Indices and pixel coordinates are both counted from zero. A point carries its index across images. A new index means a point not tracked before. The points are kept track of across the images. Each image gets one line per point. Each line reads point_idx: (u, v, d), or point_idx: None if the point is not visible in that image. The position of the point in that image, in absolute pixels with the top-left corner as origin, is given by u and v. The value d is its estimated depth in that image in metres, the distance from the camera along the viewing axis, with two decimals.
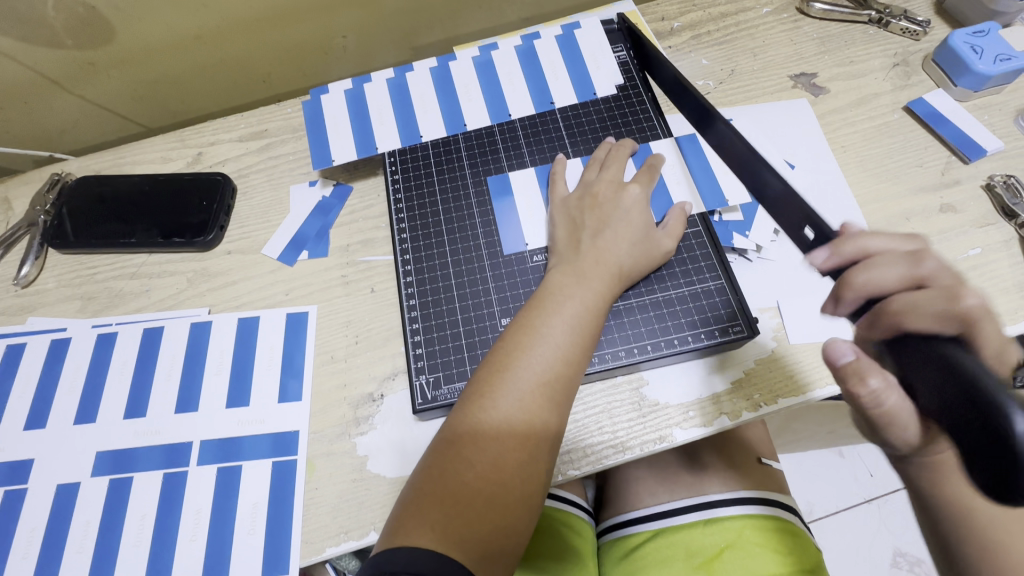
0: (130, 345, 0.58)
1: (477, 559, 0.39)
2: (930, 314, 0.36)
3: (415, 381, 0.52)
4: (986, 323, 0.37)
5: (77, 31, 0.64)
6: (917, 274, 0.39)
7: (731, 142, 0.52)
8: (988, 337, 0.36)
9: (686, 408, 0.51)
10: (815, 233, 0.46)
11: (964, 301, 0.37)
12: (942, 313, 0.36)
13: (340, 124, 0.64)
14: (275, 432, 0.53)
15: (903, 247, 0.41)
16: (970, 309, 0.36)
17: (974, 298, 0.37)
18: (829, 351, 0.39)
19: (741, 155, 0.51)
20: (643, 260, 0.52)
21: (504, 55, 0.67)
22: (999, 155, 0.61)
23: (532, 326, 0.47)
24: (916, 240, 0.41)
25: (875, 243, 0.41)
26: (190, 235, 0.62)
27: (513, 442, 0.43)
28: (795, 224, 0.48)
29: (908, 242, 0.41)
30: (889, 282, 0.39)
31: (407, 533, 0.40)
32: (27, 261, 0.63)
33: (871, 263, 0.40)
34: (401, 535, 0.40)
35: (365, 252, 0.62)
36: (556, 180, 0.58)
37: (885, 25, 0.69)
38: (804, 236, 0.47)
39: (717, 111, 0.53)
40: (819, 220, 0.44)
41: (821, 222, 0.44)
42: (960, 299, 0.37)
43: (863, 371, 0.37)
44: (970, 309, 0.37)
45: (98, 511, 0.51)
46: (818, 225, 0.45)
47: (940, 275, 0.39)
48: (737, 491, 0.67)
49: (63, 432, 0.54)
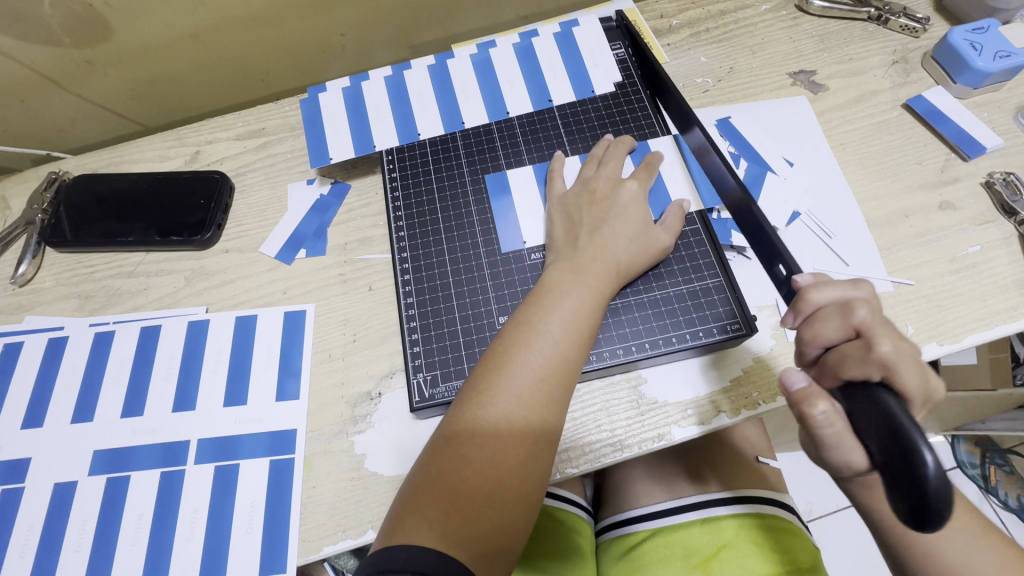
0: (127, 344, 0.58)
1: (476, 556, 0.39)
2: (853, 365, 0.40)
3: (413, 379, 0.52)
4: (908, 370, 0.39)
5: (74, 29, 0.64)
6: (851, 325, 0.41)
7: (704, 146, 0.55)
8: (907, 383, 0.38)
9: (685, 406, 0.51)
10: (787, 272, 0.48)
11: (877, 349, 0.39)
12: (862, 364, 0.39)
13: (338, 122, 0.64)
14: (272, 431, 0.53)
15: (857, 295, 0.43)
16: (884, 357, 0.38)
17: (896, 346, 0.39)
18: (783, 380, 0.41)
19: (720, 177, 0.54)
20: (641, 257, 0.52)
21: (502, 53, 0.67)
22: (998, 152, 0.61)
23: (530, 322, 0.47)
24: (862, 286, 0.43)
25: (820, 294, 0.43)
26: (187, 233, 0.62)
27: (511, 438, 0.43)
28: (773, 261, 0.50)
29: (859, 290, 0.43)
30: (836, 333, 0.42)
31: (405, 531, 0.40)
32: (24, 259, 0.63)
33: (814, 318, 0.43)
34: (399, 533, 0.40)
35: (363, 251, 0.61)
36: (554, 178, 0.58)
37: (884, 22, 0.69)
38: (778, 271, 0.50)
39: (696, 117, 0.56)
40: (789, 261, 0.47)
41: (790, 263, 0.47)
42: (873, 348, 0.39)
43: (810, 396, 0.38)
44: (884, 356, 0.39)
45: (95, 510, 0.51)
46: (788, 264, 0.47)
47: (871, 323, 0.41)
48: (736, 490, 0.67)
49: (61, 431, 0.54)
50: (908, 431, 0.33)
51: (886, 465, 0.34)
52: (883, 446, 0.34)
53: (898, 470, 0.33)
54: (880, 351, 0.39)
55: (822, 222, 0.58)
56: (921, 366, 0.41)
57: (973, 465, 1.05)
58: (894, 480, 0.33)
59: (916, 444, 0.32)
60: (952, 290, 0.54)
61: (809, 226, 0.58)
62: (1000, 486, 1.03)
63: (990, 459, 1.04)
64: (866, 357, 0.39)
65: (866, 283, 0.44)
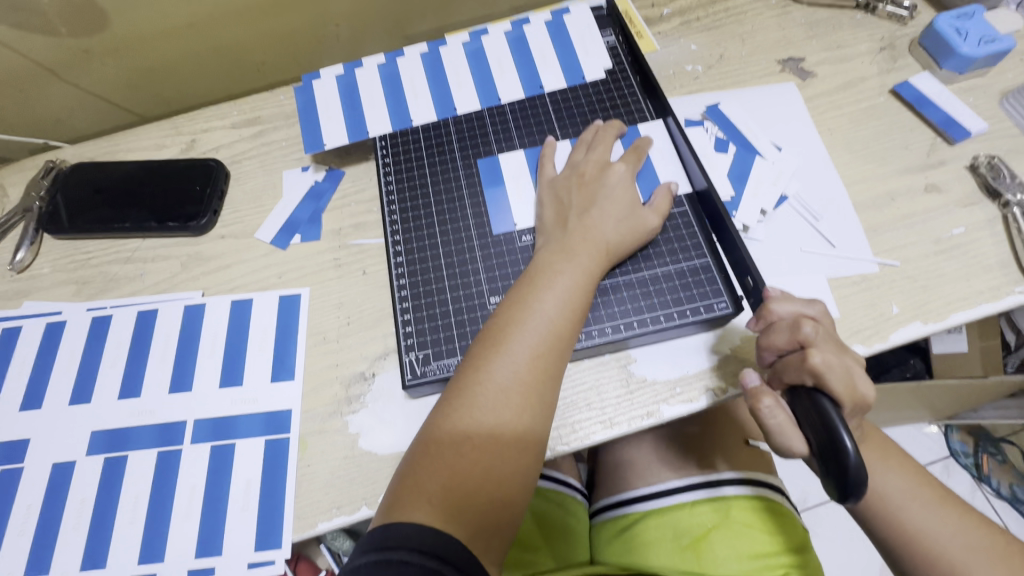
0: (124, 328, 0.58)
1: (476, 530, 0.40)
2: (791, 373, 0.45)
3: (405, 358, 0.53)
4: (836, 379, 0.43)
5: (70, 18, 0.65)
6: (795, 339, 0.45)
7: (676, 134, 0.60)
8: (837, 391, 0.43)
9: (673, 384, 0.52)
10: (752, 283, 0.52)
11: (810, 361, 0.43)
12: (797, 373, 0.44)
13: (331, 109, 0.65)
14: (268, 411, 0.54)
15: (802, 307, 0.47)
16: (815, 367, 0.43)
17: (830, 356, 0.44)
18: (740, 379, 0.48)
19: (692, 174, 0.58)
20: (630, 237, 0.53)
21: (494, 41, 0.67)
22: (983, 136, 0.62)
23: (524, 301, 0.48)
24: (815, 305, 0.48)
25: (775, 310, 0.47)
26: (183, 219, 0.63)
27: (508, 415, 0.44)
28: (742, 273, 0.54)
29: (807, 304, 0.48)
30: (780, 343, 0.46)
31: (405, 506, 0.40)
32: (22, 246, 0.63)
33: (768, 329, 0.47)
34: (398, 509, 0.40)
35: (356, 236, 0.62)
36: (545, 161, 0.59)
37: (872, 10, 0.70)
38: (745, 283, 0.54)
39: (665, 99, 0.61)
40: (758, 280, 0.51)
41: (759, 281, 0.50)
42: (807, 359, 0.43)
43: (758, 393, 0.46)
44: (815, 367, 0.43)
45: (93, 489, 0.51)
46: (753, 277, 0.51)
47: (815, 337, 0.44)
48: (738, 471, 0.67)
49: (59, 413, 0.55)
50: (832, 423, 0.41)
51: (819, 453, 0.41)
52: (815, 435, 0.42)
53: (825, 454, 0.41)
54: (812, 363, 0.43)
55: (810, 205, 0.59)
56: (859, 377, 0.45)
57: (966, 454, 1.06)
58: (825, 463, 0.41)
59: (835, 432, 0.40)
60: (937, 271, 0.55)
61: (797, 209, 0.59)
62: (993, 476, 1.04)
63: (983, 448, 1.05)
64: (801, 367, 0.44)
65: (819, 302, 0.49)
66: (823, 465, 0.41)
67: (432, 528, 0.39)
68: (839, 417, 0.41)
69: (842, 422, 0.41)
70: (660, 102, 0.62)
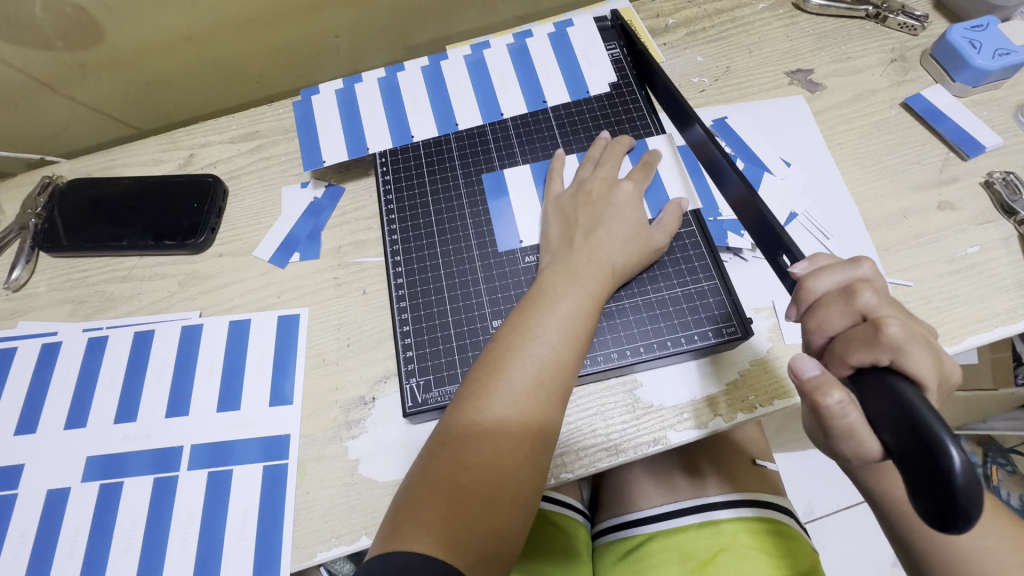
0: (120, 349, 0.57)
1: (474, 561, 0.39)
2: (862, 351, 0.38)
3: (405, 384, 0.51)
4: (917, 351, 0.37)
5: (65, 32, 0.64)
6: (855, 309, 0.39)
7: (705, 142, 0.54)
8: (919, 365, 0.36)
9: (680, 410, 0.50)
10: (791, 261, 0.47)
11: (886, 333, 0.37)
12: (871, 348, 0.37)
13: (331, 124, 0.64)
14: (266, 436, 0.53)
15: (858, 276, 0.41)
16: (893, 340, 0.36)
17: (905, 327, 0.38)
18: (794, 368, 0.39)
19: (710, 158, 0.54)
20: (636, 258, 0.52)
21: (497, 54, 0.66)
22: (997, 151, 0.60)
23: (526, 325, 0.47)
24: (864, 264, 0.42)
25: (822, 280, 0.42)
26: (181, 237, 0.62)
27: (509, 444, 0.43)
28: (776, 251, 0.50)
29: (864, 271, 0.42)
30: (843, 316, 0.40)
31: (402, 537, 0.39)
32: (18, 264, 0.62)
33: (817, 306, 0.42)
34: (396, 539, 0.39)
35: (356, 254, 0.61)
36: (552, 177, 0.58)
37: (883, 20, 0.69)
38: (782, 262, 0.50)
39: (681, 95, 0.58)
40: (793, 248, 0.47)
41: (794, 249, 0.46)
42: (882, 331, 0.37)
43: (824, 387, 0.36)
44: (894, 340, 0.37)
45: (88, 516, 0.50)
46: (792, 254, 0.47)
47: (875, 306, 0.39)
48: (741, 491, 0.66)
49: (55, 437, 0.54)
50: (922, 415, 0.32)
51: (906, 456, 0.32)
52: (897, 435, 0.33)
53: (912, 456, 0.32)
54: (889, 334, 0.37)
55: (819, 222, 0.58)
56: (933, 348, 0.39)
57: (975, 465, 1.04)
58: (911, 468, 0.32)
59: (930, 426, 0.31)
60: (951, 292, 0.53)
61: (806, 227, 0.58)
62: (1003, 486, 1.01)
63: (993, 459, 1.03)
64: (873, 342, 0.37)
65: (866, 258, 0.42)
66: (908, 473, 0.32)
67: (431, 560, 0.37)
68: (928, 408, 0.33)
69: (934, 414, 0.32)
70: (672, 97, 0.59)
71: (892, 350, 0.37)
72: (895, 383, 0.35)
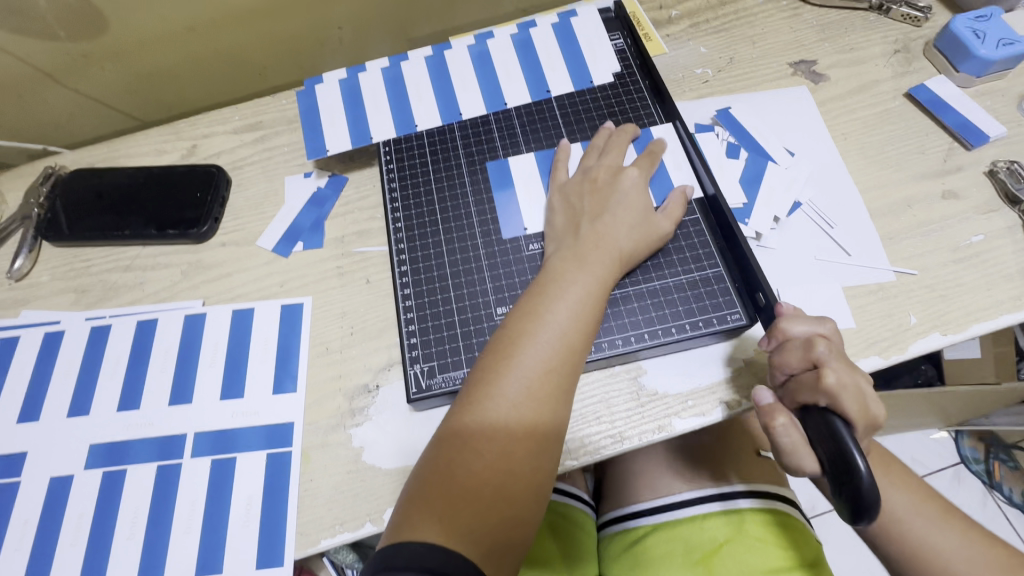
0: (123, 338, 0.57)
1: (487, 549, 0.39)
2: (806, 391, 0.43)
3: (410, 370, 0.51)
4: (851, 400, 0.41)
5: (68, 22, 0.64)
6: (808, 358, 0.43)
7: (683, 140, 0.59)
8: (851, 412, 0.41)
9: (685, 398, 0.50)
10: (764, 302, 0.49)
11: (826, 381, 0.42)
12: (812, 392, 0.42)
13: (335, 113, 0.64)
14: (269, 424, 0.53)
15: (817, 327, 0.46)
16: (831, 388, 0.41)
17: (846, 377, 0.42)
18: (753, 397, 0.46)
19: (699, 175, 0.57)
20: (642, 245, 0.52)
21: (501, 44, 0.66)
22: (1001, 141, 0.60)
23: (536, 312, 0.47)
24: (828, 323, 0.46)
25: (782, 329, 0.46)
26: (184, 227, 0.62)
27: (521, 431, 0.42)
28: (753, 291, 0.51)
29: (822, 323, 0.46)
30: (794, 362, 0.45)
31: (414, 527, 0.39)
32: (20, 253, 0.62)
33: (777, 347, 0.46)
34: (407, 530, 0.39)
35: (360, 243, 0.61)
36: (558, 166, 0.58)
37: (886, 11, 0.69)
38: (756, 300, 0.51)
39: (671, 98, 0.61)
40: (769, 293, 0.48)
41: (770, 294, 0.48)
42: (822, 379, 0.42)
43: (773, 410, 0.45)
44: (832, 388, 0.42)
45: (91, 504, 0.50)
46: (766, 296, 0.49)
47: (828, 357, 0.43)
48: (748, 482, 0.66)
49: (57, 425, 0.54)
50: (845, 442, 0.39)
51: (830, 474, 0.39)
52: (826, 454, 0.40)
53: (834, 475, 0.39)
54: (828, 383, 0.41)
55: (823, 212, 0.58)
56: (872, 398, 0.43)
57: (975, 461, 1.03)
58: (835, 484, 0.39)
59: (847, 451, 0.38)
60: (955, 280, 0.53)
61: (810, 216, 0.58)
62: (1004, 483, 1.01)
63: (994, 455, 1.03)
64: (816, 387, 0.42)
65: (830, 317, 0.47)
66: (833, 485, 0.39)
67: (443, 549, 0.37)
68: (851, 438, 0.39)
69: (855, 443, 0.39)
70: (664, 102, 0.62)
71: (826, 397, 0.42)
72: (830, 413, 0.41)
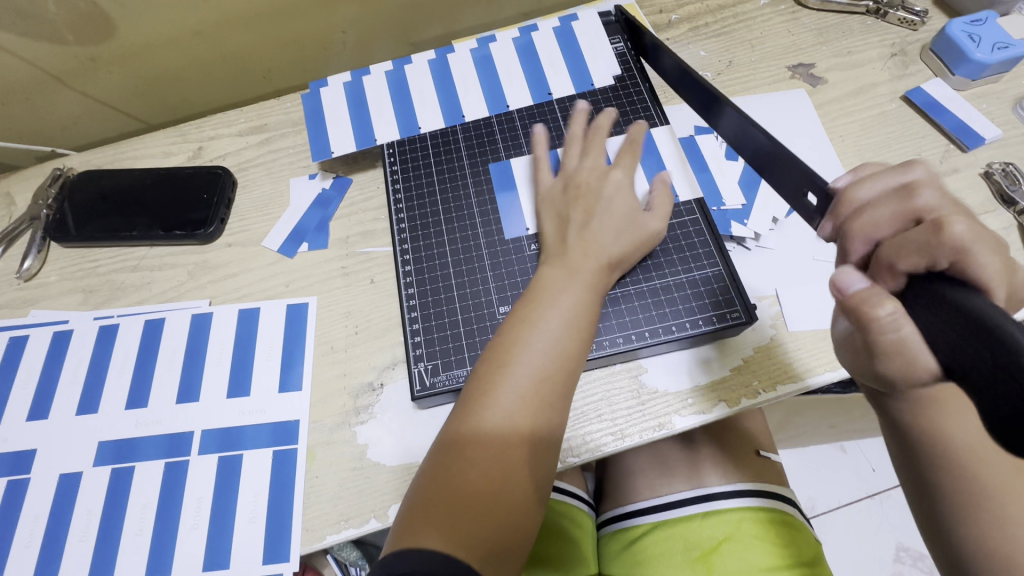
0: (131, 337, 0.58)
1: (486, 556, 0.39)
2: (913, 253, 0.34)
3: (414, 368, 0.52)
4: (983, 251, 0.33)
5: (77, 26, 0.65)
6: (909, 210, 0.36)
7: (740, 125, 0.49)
8: (986, 266, 0.33)
9: (685, 395, 0.51)
10: (818, 198, 0.43)
11: (949, 230, 0.33)
12: (928, 249, 0.33)
13: (339, 116, 0.65)
14: (275, 422, 0.53)
15: (896, 183, 0.38)
16: (958, 238, 0.33)
17: (970, 226, 0.33)
18: (836, 283, 0.35)
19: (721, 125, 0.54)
20: (633, 247, 0.52)
21: (502, 48, 0.67)
22: (997, 143, 0.61)
23: (529, 320, 0.47)
24: (917, 167, 0.39)
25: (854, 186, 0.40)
26: (190, 228, 0.63)
27: (516, 438, 0.43)
28: (802, 191, 0.45)
29: (908, 172, 0.38)
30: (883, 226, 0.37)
31: (413, 536, 0.39)
32: (29, 254, 0.63)
33: (858, 214, 0.39)
34: (406, 539, 0.39)
35: (364, 244, 0.62)
36: (540, 169, 0.59)
37: (883, 15, 0.70)
38: (807, 202, 0.45)
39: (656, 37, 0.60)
40: (815, 176, 0.43)
41: (817, 177, 0.43)
42: (945, 229, 0.33)
43: (876, 297, 0.34)
44: (958, 239, 0.33)
45: (100, 501, 0.51)
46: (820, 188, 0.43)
47: (934, 206, 0.36)
48: (751, 482, 0.67)
49: (66, 423, 0.54)
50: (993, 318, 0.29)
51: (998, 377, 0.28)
52: (971, 350, 0.29)
53: (969, 357, 0.30)
54: (953, 231, 0.33)
55: None
56: (1001, 253, 0.35)
57: None
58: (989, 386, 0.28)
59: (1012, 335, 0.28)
60: None
61: None
62: None
63: None
64: (937, 240, 0.33)
65: (917, 162, 0.39)
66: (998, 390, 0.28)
67: (443, 556, 0.38)
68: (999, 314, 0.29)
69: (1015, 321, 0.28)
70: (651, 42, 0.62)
71: (953, 249, 0.33)
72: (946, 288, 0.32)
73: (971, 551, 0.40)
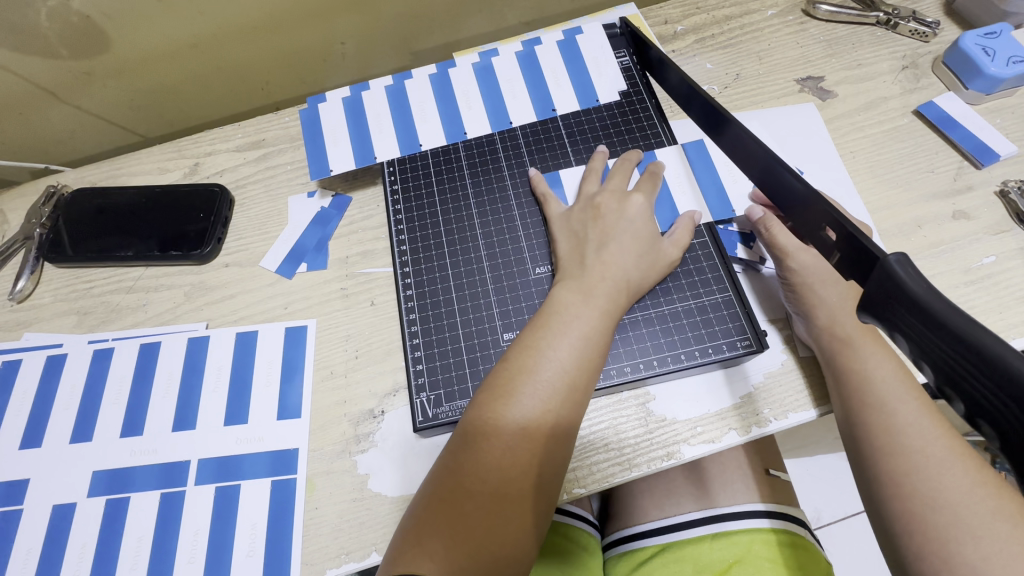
0: (127, 361, 0.57)
1: None
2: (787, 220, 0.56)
3: (416, 399, 0.51)
4: None
5: (70, 41, 0.63)
6: None
7: (742, 139, 0.47)
8: None
9: (694, 424, 0.50)
10: (837, 234, 0.39)
11: None
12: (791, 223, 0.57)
13: (338, 132, 0.63)
14: (273, 450, 0.52)
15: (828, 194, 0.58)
16: None
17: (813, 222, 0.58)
18: (747, 214, 0.54)
19: (729, 142, 0.50)
20: (649, 274, 0.51)
21: (505, 61, 0.65)
22: (1012, 159, 0.60)
23: (536, 348, 0.45)
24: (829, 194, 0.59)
25: (765, 211, 0.54)
26: (186, 248, 0.61)
27: (518, 470, 0.41)
28: (819, 225, 0.41)
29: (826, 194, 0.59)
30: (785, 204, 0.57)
31: (406, 563, 0.38)
32: (22, 275, 0.62)
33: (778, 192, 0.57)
34: (400, 563, 0.38)
35: (364, 264, 0.60)
36: (550, 198, 0.57)
37: (893, 27, 0.68)
38: (824, 236, 0.41)
39: (665, 53, 0.58)
40: (831, 210, 0.39)
41: (833, 211, 0.39)
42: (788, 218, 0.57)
43: (769, 222, 0.53)
44: None
45: (94, 533, 0.50)
46: (837, 222, 0.38)
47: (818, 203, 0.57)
48: (778, 504, 0.66)
49: (60, 451, 0.53)
50: (978, 341, 0.28)
51: (990, 406, 0.27)
52: (966, 379, 0.28)
53: (966, 384, 0.28)
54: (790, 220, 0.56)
55: None
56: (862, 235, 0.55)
57: None
58: (990, 417, 0.27)
59: (997, 358, 0.27)
60: (967, 303, 0.53)
61: None
62: None
63: None
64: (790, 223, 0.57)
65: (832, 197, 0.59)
66: (994, 416, 0.27)
67: None
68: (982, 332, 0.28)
69: (1004, 347, 0.27)
70: (659, 57, 0.59)
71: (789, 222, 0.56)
72: (922, 297, 0.31)
73: (906, 525, 0.40)
